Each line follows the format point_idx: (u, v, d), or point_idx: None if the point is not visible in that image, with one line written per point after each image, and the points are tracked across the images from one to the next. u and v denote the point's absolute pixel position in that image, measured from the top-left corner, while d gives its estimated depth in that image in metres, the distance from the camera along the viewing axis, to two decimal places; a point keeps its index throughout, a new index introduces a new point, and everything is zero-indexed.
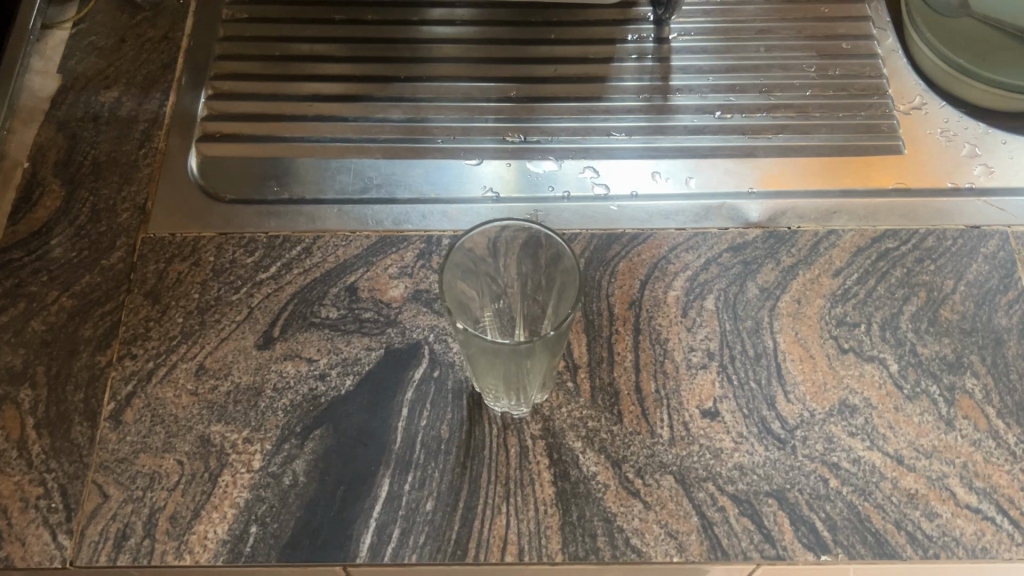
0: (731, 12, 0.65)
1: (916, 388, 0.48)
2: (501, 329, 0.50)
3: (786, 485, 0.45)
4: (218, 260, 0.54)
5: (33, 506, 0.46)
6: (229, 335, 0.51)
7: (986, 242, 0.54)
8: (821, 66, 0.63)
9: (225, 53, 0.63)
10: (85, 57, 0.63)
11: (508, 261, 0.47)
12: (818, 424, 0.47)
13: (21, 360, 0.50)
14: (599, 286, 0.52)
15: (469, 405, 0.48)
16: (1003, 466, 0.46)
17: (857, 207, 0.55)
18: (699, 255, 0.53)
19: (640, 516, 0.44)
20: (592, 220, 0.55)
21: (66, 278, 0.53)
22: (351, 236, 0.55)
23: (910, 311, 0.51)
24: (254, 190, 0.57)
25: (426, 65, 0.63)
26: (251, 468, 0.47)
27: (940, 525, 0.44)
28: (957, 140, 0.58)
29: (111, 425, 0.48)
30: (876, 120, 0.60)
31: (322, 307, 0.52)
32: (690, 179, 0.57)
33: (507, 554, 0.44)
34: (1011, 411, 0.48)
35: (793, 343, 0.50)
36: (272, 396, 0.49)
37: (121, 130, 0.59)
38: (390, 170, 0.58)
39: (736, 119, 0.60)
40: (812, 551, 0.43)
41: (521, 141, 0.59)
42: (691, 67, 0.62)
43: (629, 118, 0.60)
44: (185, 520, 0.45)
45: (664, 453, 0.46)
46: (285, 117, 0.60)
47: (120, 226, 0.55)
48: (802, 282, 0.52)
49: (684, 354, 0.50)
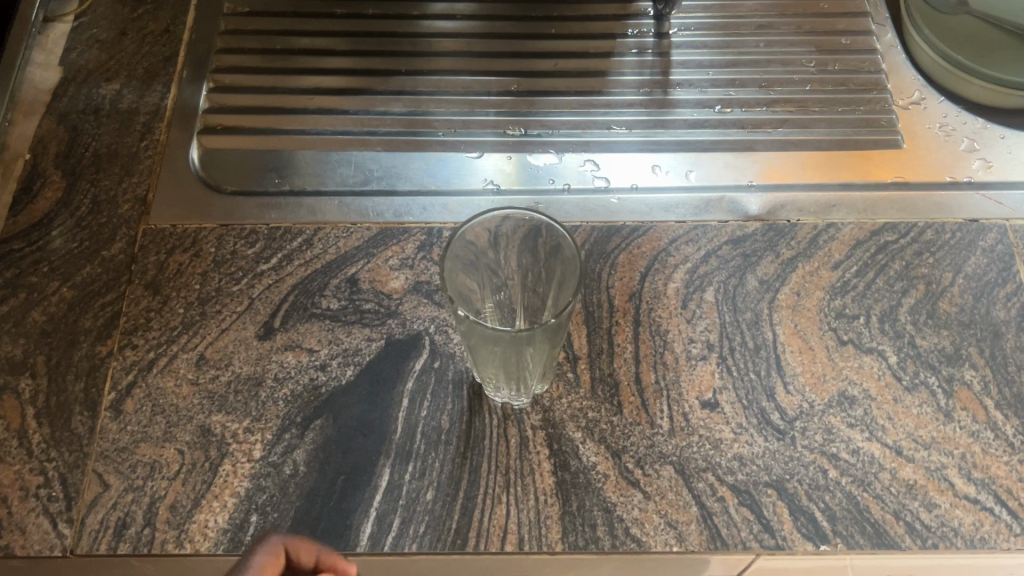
0: (731, 7, 0.65)
1: (915, 380, 0.49)
2: (501, 320, 0.51)
3: (785, 476, 0.45)
4: (219, 251, 0.54)
5: (33, 495, 0.46)
6: (229, 326, 0.51)
7: (985, 235, 0.54)
8: (821, 61, 0.63)
9: (225, 46, 0.63)
10: (85, 50, 0.63)
11: (509, 252, 0.47)
12: (818, 415, 0.47)
13: (21, 350, 0.50)
14: (599, 278, 0.52)
15: (469, 396, 0.48)
16: (1001, 457, 0.46)
17: (856, 200, 0.55)
18: (698, 247, 0.53)
19: (639, 506, 0.45)
20: (593, 213, 0.55)
21: (66, 268, 0.53)
22: (351, 228, 0.55)
23: (909, 304, 0.51)
24: (254, 182, 0.57)
25: (426, 58, 0.63)
26: (252, 457, 0.47)
27: (939, 516, 0.44)
28: (956, 135, 0.58)
29: (112, 415, 0.48)
30: (875, 114, 0.60)
31: (322, 298, 0.52)
32: (690, 172, 0.57)
33: (507, 544, 0.44)
34: (1009, 403, 0.48)
35: (793, 335, 0.50)
36: (273, 386, 0.49)
37: (121, 122, 0.59)
38: (390, 162, 0.58)
39: (736, 113, 0.60)
40: (810, 541, 0.43)
41: (522, 134, 0.59)
42: (691, 62, 0.62)
43: (630, 111, 0.60)
44: (185, 509, 0.45)
45: (663, 443, 0.46)
46: (285, 110, 0.60)
47: (120, 217, 0.55)
48: (801, 274, 0.52)
49: (684, 345, 0.50)
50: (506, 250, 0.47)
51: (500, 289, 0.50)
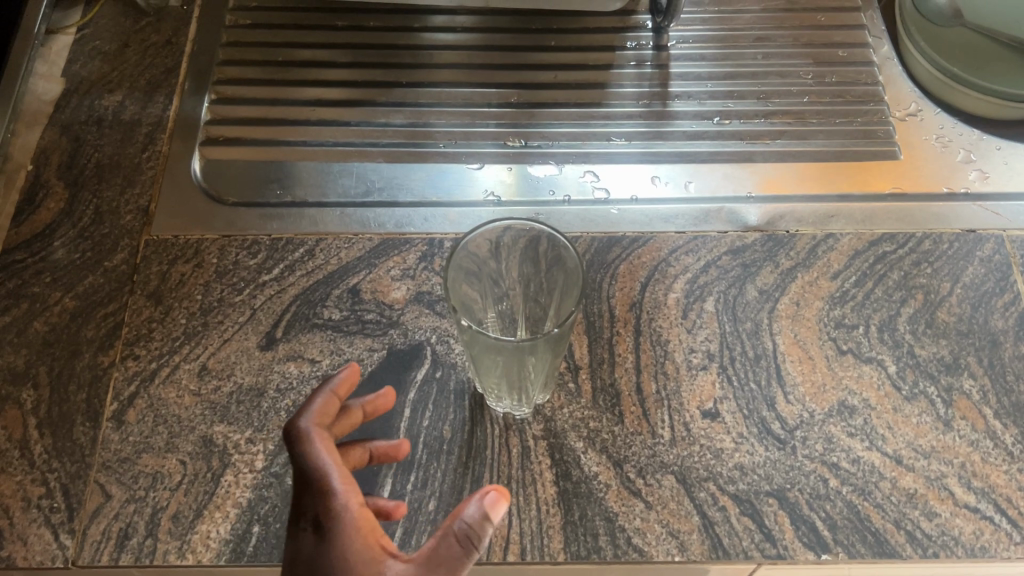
0: (728, 20, 0.66)
1: (914, 389, 0.49)
2: (503, 330, 0.51)
3: (785, 485, 0.46)
4: (221, 262, 0.54)
5: (35, 506, 0.46)
6: (232, 336, 0.51)
7: (982, 246, 0.54)
8: (818, 73, 0.63)
9: (227, 58, 0.64)
10: (88, 62, 0.63)
11: (511, 262, 0.47)
12: (818, 424, 0.48)
13: (24, 360, 0.51)
14: (599, 288, 0.53)
15: (471, 406, 0.49)
16: (1001, 466, 0.46)
17: (854, 211, 0.56)
18: (698, 257, 0.54)
19: (641, 516, 0.45)
20: (593, 224, 0.55)
21: (69, 279, 0.54)
22: (353, 239, 0.55)
23: (908, 314, 0.52)
24: (256, 193, 0.57)
25: (427, 70, 0.63)
26: (254, 468, 0.47)
27: (939, 525, 0.44)
28: (953, 146, 0.59)
29: (114, 425, 0.48)
30: (872, 126, 0.60)
31: (324, 309, 0.52)
32: (689, 183, 0.57)
33: (509, 554, 0.44)
34: (1008, 412, 0.48)
35: (793, 345, 0.50)
36: (275, 396, 0.49)
37: (124, 134, 0.60)
38: (392, 173, 0.58)
39: (735, 124, 0.60)
40: (812, 550, 0.44)
41: (522, 146, 0.60)
42: (690, 74, 0.63)
43: (629, 123, 0.61)
44: (187, 520, 0.45)
45: (665, 453, 0.47)
46: (287, 122, 0.61)
47: (123, 228, 0.56)
48: (800, 284, 0.53)
49: (684, 355, 0.50)
50: (509, 260, 0.47)
51: (502, 301, 0.50)
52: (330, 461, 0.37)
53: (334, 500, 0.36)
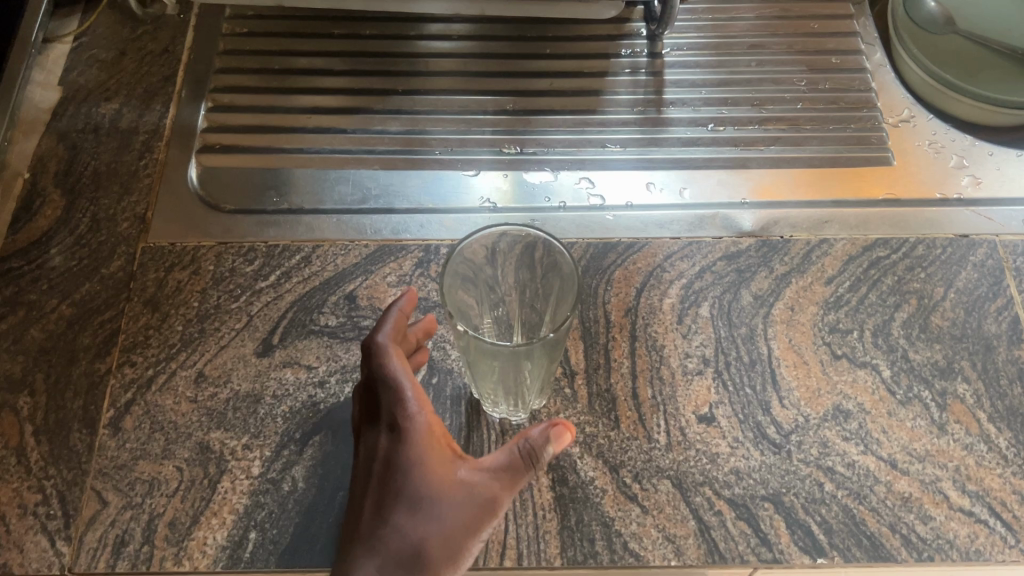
0: (723, 27, 0.66)
1: (908, 394, 0.49)
2: (499, 335, 0.51)
3: (781, 489, 0.46)
4: (218, 269, 0.54)
5: (31, 513, 0.46)
6: (228, 342, 0.51)
7: (975, 251, 0.55)
8: (811, 80, 0.63)
9: (223, 65, 0.64)
10: (85, 70, 0.63)
11: (506, 267, 0.48)
12: (813, 429, 0.48)
13: (20, 367, 0.51)
14: (595, 293, 0.53)
15: (467, 411, 0.49)
16: (995, 470, 0.47)
17: (848, 217, 0.56)
18: (693, 263, 0.54)
19: (637, 521, 0.45)
20: (588, 230, 0.56)
21: (65, 286, 0.54)
22: (350, 245, 0.56)
23: (902, 319, 0.52)
24: (253, 200, 0.57)
25: (423, 77, 0.63)
26: (250, 474, 0.47)
27: (934, 528, 0.45)
28: (945, 152, 0.59)
29: (110, 432, 0.48)
30: (866, 132, 0.61)
31: (321, 315, 0.53)
32: (684, 189, 0.58)
33: (506, 559, 0.44)
34: (1002, 416, 0.49)
35: (788, 349, 0.51)
36: (272, 403, 0.49)
37: (121, 142, 0.60)
38: (388, 180, 0.59)
39: (729, 131, 0.61)
40: (808, 554, 0.44)
41: (518, 152, 0.60)
42: (684, 81, 0.63)
43: (624, 130, 0.61)
44: (184, 526, 0.45)
45: (661, 458, 0.47)
46: (284, 129, 0.61)
47: (120, 235, 0.56)
48: (795, 290, 0.53)
49: (680, 360, 0.50)
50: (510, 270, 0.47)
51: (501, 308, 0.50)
52: (404, 372, 0.40)
53: (406, 406, 0.39)
